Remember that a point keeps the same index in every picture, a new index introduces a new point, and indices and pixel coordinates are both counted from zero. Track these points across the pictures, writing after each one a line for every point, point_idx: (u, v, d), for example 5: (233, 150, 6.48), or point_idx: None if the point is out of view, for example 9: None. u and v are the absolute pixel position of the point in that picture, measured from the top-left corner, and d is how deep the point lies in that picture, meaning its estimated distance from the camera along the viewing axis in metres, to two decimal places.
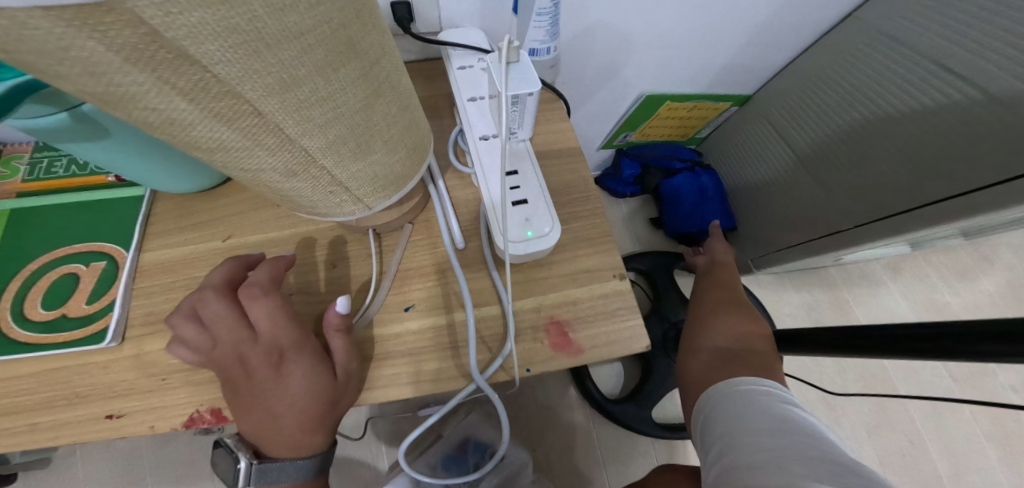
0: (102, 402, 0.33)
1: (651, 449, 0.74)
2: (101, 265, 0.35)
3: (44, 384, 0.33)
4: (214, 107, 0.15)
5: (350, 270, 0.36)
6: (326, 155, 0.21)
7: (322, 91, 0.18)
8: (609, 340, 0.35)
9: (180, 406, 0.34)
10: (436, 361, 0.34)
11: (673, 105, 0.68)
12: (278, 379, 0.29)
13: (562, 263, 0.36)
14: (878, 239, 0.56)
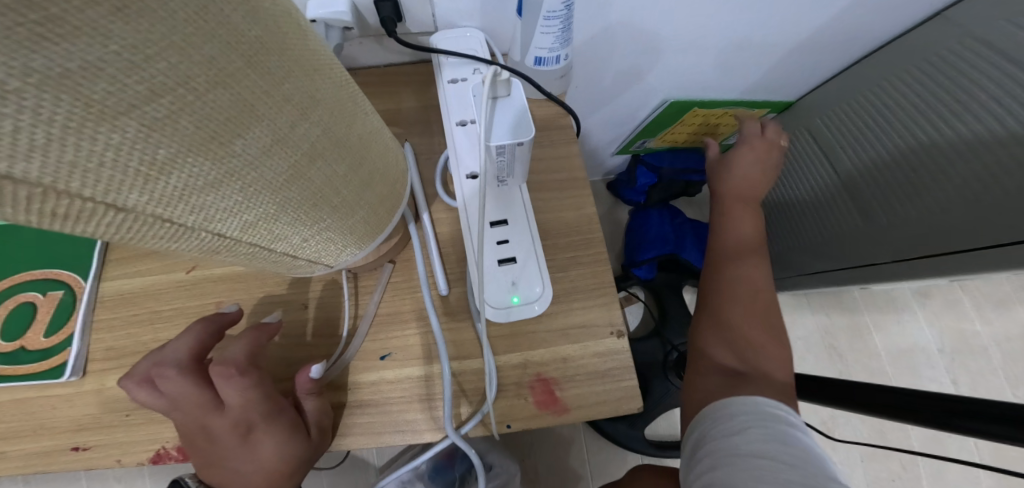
0: (68, 434, 0.32)
1: None
2: (59, 295, 0.33)
3: (10, 414, 0.33)
4: (45, 210, 0.10)
5: (322, 312, 0.33)
6: (248, 233, 0.17)
7: (211, 171, 0.13)
8: (600, 404, 0.31)
9: (145, 442, 0.33)
10: (411, 413, 0.32)
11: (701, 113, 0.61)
12: (245, 448, 0.28)
13: (554, 316, 0.32)
14: (923, 275, 0.49)
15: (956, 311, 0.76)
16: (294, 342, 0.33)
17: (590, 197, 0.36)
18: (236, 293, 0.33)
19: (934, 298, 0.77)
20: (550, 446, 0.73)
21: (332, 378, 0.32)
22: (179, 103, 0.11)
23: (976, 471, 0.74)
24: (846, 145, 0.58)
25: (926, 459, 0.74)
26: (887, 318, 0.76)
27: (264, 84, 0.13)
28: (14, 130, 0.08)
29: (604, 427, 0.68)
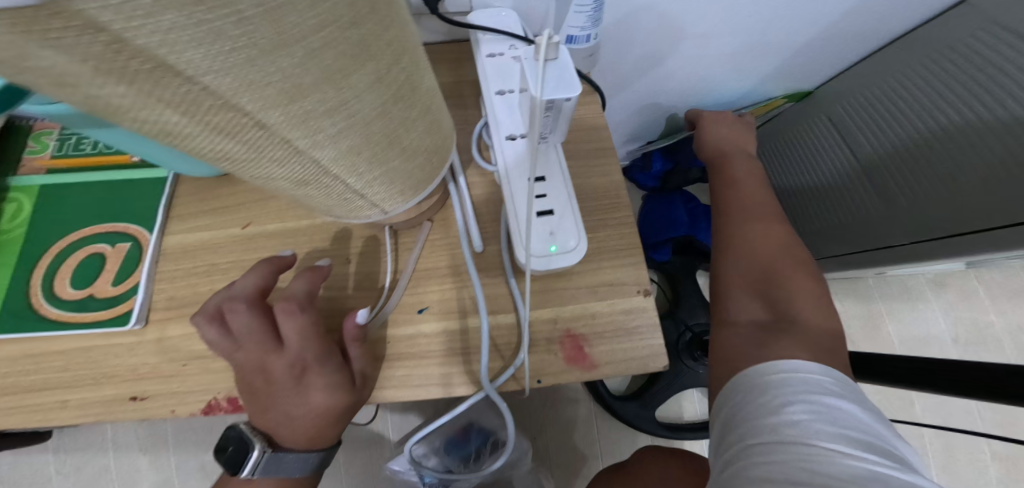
0: (128, 384, 0.35)
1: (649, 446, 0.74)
2: (127, 247, 0.36)
3: (76, 363, 0.35)
4: (211, 120, 0.13)
5: (364, 266, 0.36)
6: (338, 166, 0.20)
7: (331, 99, 0.15)
8: (627, 362, 0.33)
9: (200, 393, 0.35)
10: (446, 366, 0.33)
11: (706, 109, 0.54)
12: (298, 389, 0.30)
13: (585, 273, 0.34)
14: (940, 257, 0.50)
15: (971, 301, 0.77)
16: (338, 294, 0.35)
17: (617, 166, 0.38)
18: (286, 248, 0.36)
19: (949, 287, 0.78)
20: (563, 426, 0.74)
21: (373, 330, 0.34)
22: (329, 38, 0.13)
23: (982, 450, 0.75)
24: (865, 130, 0.59)
25: (935, 440, 0.75)
26: (899, 305, 0.77)
27: (380, 31, 0.16)
28: (233, 36, 0.10)
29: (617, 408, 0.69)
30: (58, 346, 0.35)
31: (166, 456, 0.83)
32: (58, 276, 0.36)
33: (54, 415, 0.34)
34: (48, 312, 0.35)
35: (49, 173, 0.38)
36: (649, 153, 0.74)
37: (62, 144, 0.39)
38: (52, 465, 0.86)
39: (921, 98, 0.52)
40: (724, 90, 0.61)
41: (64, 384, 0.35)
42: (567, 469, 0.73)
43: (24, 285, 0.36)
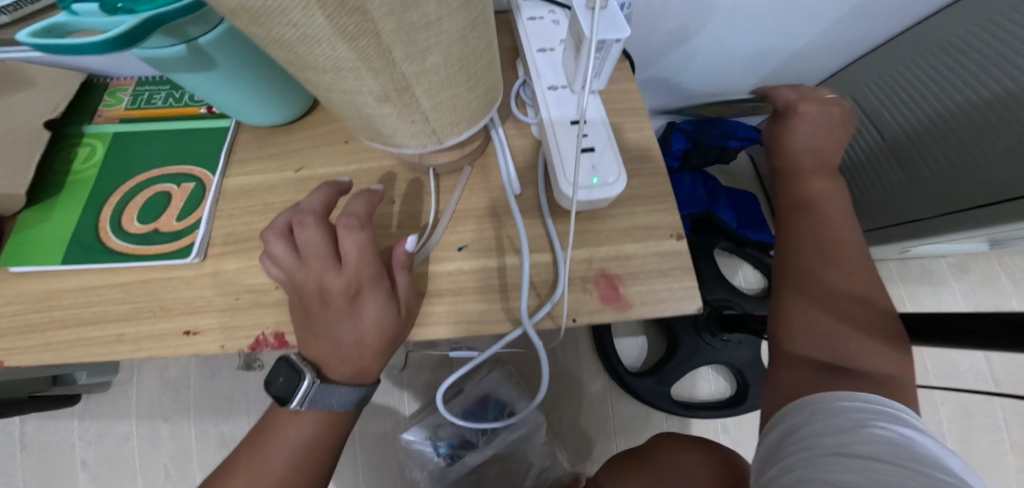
0: (184, 317, 0.36)
1: (663, 424, 0.75)
2: (191, 187, 0.40)
3: (136, 295, 0.37)
4: (344, 24, 0.16)
5: (407, 207, 0.38)
6: (418, 84, 0.24)
7: (430, 15, 0.19)
8: (661, 304, 0.33)
9: (248, 328, 0.36)
10: (484, 303, 0.34)
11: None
12: (353, 309, 0.32)
13: (619, 217, 0.36)
14: (960, 231, 0.54)
15: (993, 287, 0.77)
16: (382, 231, 0.37)
17: (647, 124, 0.40)
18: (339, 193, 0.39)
19: (970, 272, 0.78)
20: (579, 402, 0.76)
21: (416, 264, 0.35)
22: None
23: (1001, 436, 0.75)
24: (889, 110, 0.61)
25: (953, 426, 0.76)
26: (919, 288, 0.78)
27: None
28: None
29: (633, 384, 0.70)
30: (122, 278, 0.38)
31: (186, 426, 0.85)
32: (127, 213, 0.39)
33: (115, 342, 0.36)
34: (114, 245, 0.38)
35: (122, 122, 0.43)
36: (669, 134, 0.76)
37: (134, 98, 0.45)
38: (77, 432, 0.88)
39: (940, 78, 0.54)
40: (743, 68, 0.64)
41: (125, 315, 0.37)
42: (577, 444, 0.74)
43: (90, 214, 0.40)
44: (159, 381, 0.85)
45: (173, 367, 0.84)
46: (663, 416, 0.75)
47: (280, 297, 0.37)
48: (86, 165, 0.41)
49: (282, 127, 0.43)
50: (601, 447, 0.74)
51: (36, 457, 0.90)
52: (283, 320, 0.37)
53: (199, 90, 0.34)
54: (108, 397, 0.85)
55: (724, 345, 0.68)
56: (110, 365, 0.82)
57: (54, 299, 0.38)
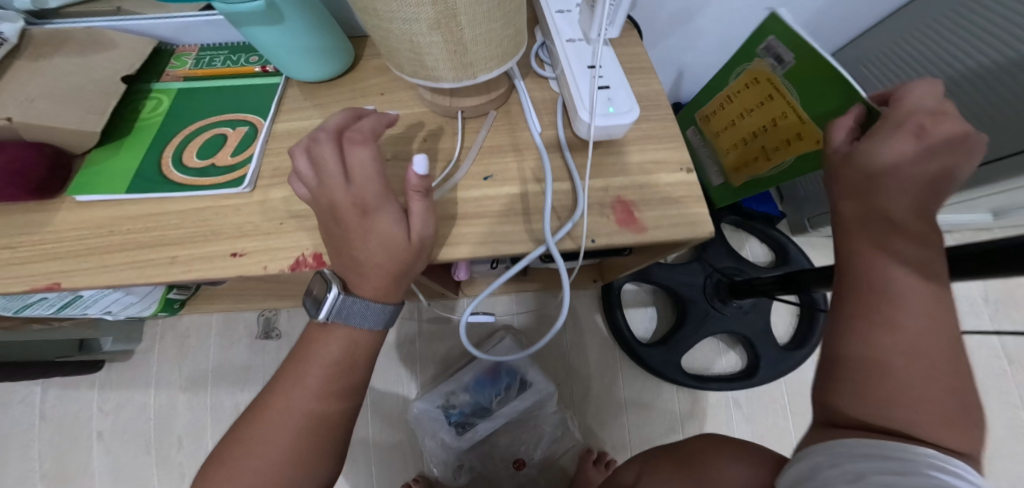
0: (230, 241, 0.39)
1: (673, 398, 0.77)
2: (244, 131, 0.44)
3: (188, 222, 0.40)
4: None
5: (437, 145, 0.42)
6: (464, 11, 0.28)
7: None
8: (673, 228, 0.36)
9: (287, 250, 0.38)
10: (511, 226, 0.37)
11: (775, 84, 0.47)
12: (367, 227, 0.34)
13: (632, 153, 0.39)
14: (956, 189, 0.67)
15: None
16: (416, 166, 0.41)
17: (655, 79, 0.44)
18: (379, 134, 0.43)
19: None
20: (589, 374, 0.78)
21: (446, 191, 0.38)
22: None
23: None
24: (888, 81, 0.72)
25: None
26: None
27: None
28: None
29: (646, 352, 0.73)
30: (177, 207, 0.41)
31: (203, 396, 0.87)
32: (185, 152, 0.43)
33: (165, 263, 0.39)
34: (174, 178, 0.42)
35: (184, 79, 0.48)
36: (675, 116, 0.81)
37: (197, 61, 0.50)
38: (95, 402, 0.91)
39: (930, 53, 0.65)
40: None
41: (176, 239, 0.39)
42: (590, 417, 0.76)
43: (154, 154, 0.44)
44: (179, 351, 0.87)
45: (194, 337, 0.87)
46: (674, 389, 0.77)
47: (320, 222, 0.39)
48: (150, 113, 0.46)
49: (325, 82, 0.48)
50: (610, 418, 0.76)
51: (55, 428, 0.92)
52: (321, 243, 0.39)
53: (265, 48, 0.39)
54: (129, 367, 0.87)
55: (732, 311, 0.72)
56: (134, 334, 0.85)
57: (115, 228, 0.41)
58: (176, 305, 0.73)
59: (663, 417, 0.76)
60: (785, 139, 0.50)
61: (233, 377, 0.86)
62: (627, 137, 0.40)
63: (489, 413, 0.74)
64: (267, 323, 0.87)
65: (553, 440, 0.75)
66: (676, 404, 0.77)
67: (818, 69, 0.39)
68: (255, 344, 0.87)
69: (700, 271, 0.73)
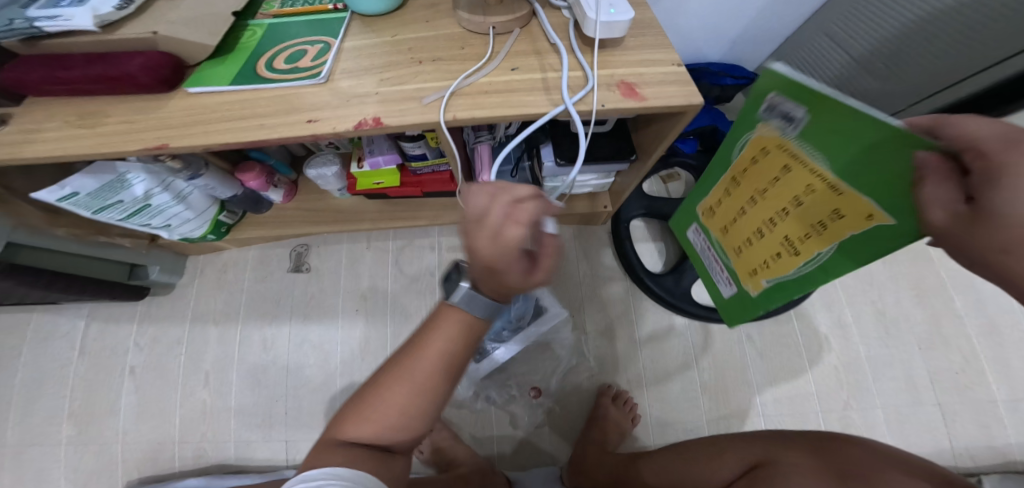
0: (305, 111, 0.48)
1: (686, 331, 0.86)
2: (319, 47, 0.54)
3: (272, 102, 0.49)
4: None
5: (470, 51, 0.52)
6: None
7: None
8: (664, 99, 0.45)
9: (350, 117, 0.47)
10: (533, 96, 0.46)
11: (790, 151, 0.40)
12: (504, 275, 0.34)
13: (631, 52, 0.49)
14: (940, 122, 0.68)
15: None
16: (459, 65, 0.50)
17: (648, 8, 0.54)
18: (428, 46, 0.53)
19: None
20: (604, 306, 0.88)
21: (481, 79, 0.48)
22: None
23: None
24: (850, 36, 0.74)
25: (984, 342, 0.86)
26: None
27: None
28: None
29: (655, 282, 0.85)
30: (262, 92, 0.50)
31: (233, 328, 0.94)
32: (271, 60, 0.52)
33: (255, 127, 0.48)
34: (263, 75, 0.51)
35: (273, 18, 0.58)
36: None
37: (283, 5, 0.59)
38: (133, 337, 0.98)
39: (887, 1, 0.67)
40: (729, 14, 0.80)
41: (263, 112, 0.49)
42: (605, 350, 0.86)
43: (248, 61, 0.52)
44: (215, 284, 0.96)
45: (230, 275, 0.96)
46: (685, 323, 0.87)
47: (378, 98, 0.48)
48: (249, 39, 0.55)
49: (379, 18, 0.58)
50: (624, 349, 0.86)
51: (91, 362, 0.99)
52: (379, 112, 0.47)
53: None
54: (167, 300, 0.97)
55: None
56: (177, 267, 0.94)
57: (211, 111, 0.49)
58: (222, 230, 0.82)
59: (677, 349, 0.85)
60: (819, 221, 0.42)
61: (262, 309, 0.94)
62: (628, 43, 0.50)
63: (506, 340, 0.80)
64: (299, 257, 0.96)
65: (568, 370, 0.85)
66: (689, 337, 0.86)
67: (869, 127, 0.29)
68: (282, 279, 0.95)
69: None
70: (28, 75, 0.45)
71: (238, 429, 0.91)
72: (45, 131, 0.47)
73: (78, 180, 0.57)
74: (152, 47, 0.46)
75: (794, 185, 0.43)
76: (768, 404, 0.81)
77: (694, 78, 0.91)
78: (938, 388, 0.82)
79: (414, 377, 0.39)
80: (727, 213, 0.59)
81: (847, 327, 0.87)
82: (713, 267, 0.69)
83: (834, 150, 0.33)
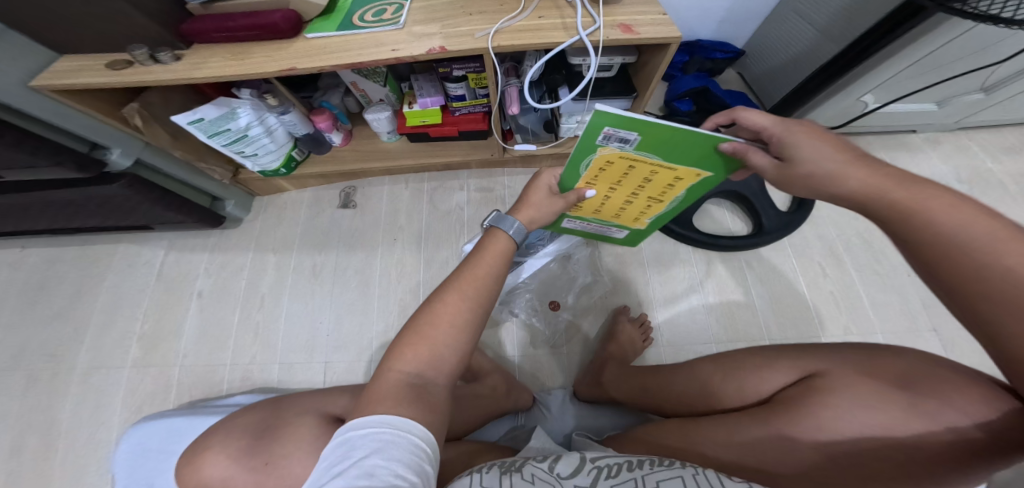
0: (386, 42, 0.65)
1: (689, 258, 1.01)
2: (395, 7, 0.70)
3: (360, 38, 0.66)
4: None
5: (505, 6, 0.69)
6: None
7: None
8: (652, 36, 0.62)
9: (421, 46, 0.64)
10: (555, 34, 0.64)
11: (633, 158, 0.55)
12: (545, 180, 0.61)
13: (627, 6, 0.66)
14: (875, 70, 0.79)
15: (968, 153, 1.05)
16: (499, 15, 0.67)
17: None
18: (479, 3, 0.70)
19: (943, 143, 1.06)
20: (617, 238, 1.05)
21: (517, 23, 0.66)
22: None
23: None
24: (816, 11, 0.88)
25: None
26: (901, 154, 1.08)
27: None
28: None
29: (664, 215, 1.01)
30: (353, 34, 0.66)
31: (290, 256, 1.12)
32: (356, 15, 0.68)
33: (352, 52, 0.64)
34: (355, 23, 0.67)
35: None
36: None
37: None
38: (204, 264, 1.15)
39: None
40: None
41: (355, 44, 0.65)
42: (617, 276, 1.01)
43: (344, 17, 0.68)
44: (276, 218, 1.16)
45: (291, 213, 1.16)
46: (689, 252, 1.01)
47: (441, 35, 0.65)
48: (342, 2, 0.70)
49: None
50: (635, 275, 1.01)
51: (164, 287, 1.15)
52: (441, 43, 0.64)
53: None
54: (235, 234, 1.15)
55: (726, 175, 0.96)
56: (245, 204, 1.14)
57: (325, 48, 0.65)
58: (292, 166, 1.00)
59: (683, 276, 0.99)
60: (665, 185, 0.62)
61: (317, 240, 1.12)
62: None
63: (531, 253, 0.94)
64: (347, 196, 1.16)
65: (583, 287, 1.01)
66: (692, 263, 1.00)
67: (704, 136, 0.49)
68: (333, 215, 1.15)
69: None
70: (204, 25, 0.62)
71: (285, 352, 1.03)
72: (208, 63, 0.63)
73: (206, 108, 0.75)
74: (285, 6, 0.63)
75: (639, 174, 0.59)
76: (774, 329, 0.91)
77: (690, 52, 1.12)
78: (933, 314, 0.89)
79: (460, 302, 0.46)
80: (589, 207, 0.70)
81: (837, 254, 0.98)
82: (605, 229, 0.81)
83: (672, 151, 0.52)
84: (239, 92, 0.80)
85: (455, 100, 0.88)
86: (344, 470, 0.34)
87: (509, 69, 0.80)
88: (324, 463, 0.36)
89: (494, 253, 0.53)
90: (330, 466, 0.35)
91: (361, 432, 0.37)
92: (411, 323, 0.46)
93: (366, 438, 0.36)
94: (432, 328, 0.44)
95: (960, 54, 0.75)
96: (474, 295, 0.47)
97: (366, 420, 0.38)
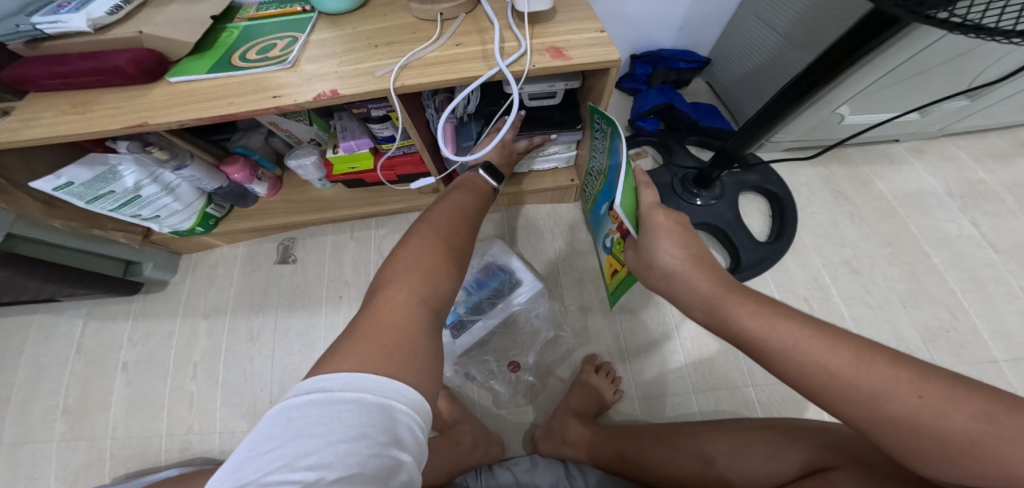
0: (270, 91, 0.53)
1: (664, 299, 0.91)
2: (289, 39, 0.58)
3: (237, 87, 0.54)
4: None
5: (416, 31, 0.58)
6: None
7: None
8: (584, 63, 0.53)
9: (310, 90, 0.53)
10: (472, 64, 0.54)
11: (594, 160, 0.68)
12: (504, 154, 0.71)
13: (559, 27, 0.57)
14: (850, 75, 0.72)
15: (954, 162, 1.00)
16: (407, 42, 0.57)
17: None
18: (389, 31, 0.59)
19: (928, 153, 1.01)
20: (581, 277, 0.94)
21: (428, 51, 0.55)
22: None
23: None
24: (778, 14, 0.81)
25: (970, 296, 0.83)
26: (884, 167, 0.99)
27: None
28: None
29: None
30: (231, 79, 0.54)
31: (222, 321, 0.99)
32: (243, 53, 0.57)
33: (227, 102, 0.52)
34: (234, 63, 0.55)
35: (249, 21, 0.62)
36: (633, 64, 1.05)
37: (258, 8, 0.63)
38: (127, 333, 1.00)
39: None
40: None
41: (232, 94, 0.53)
42: (580, 319, 0.90)
43: (222, 56, 0.56)
44: (206, 280, 1.04)
45: (221, 272, 1.04)
46: None
47: (336, 74, 0.54)
48: (226, 38, 0.59)
49: (342, 16, 0.62)
50: (603, 322, 0.90)
51: (85, 359, 0.98)
52: (336, 85, 0.53)
53: None
54: (162, 296, 1.03)
55: (697, 203, 0.86)
56: (171, 265, 1.03)
57: (190, 96, 0.53)
58: (210, 223, 0.88)
59: (655, 321, 0.89)
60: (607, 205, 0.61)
61: (248, 301, 1.00)
62: (558, 20, 0.58)
63: (484, 311, 0.87)
64: (285, 250, 1.05)
65: (548, 341, 0.89)
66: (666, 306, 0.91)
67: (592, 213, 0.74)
68: (269, 270, 1.03)
69: (669, 172, 0.90)
70: (30, 71, 0.51)
71: (222, 420, 0.89)
72: (40, 119, 0.52)
73: (73, 170, 0.63)
74: (139, 45, 0.52)
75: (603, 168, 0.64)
76: (758, 374, 0.83)
77: (651, 64, 1.04)
78: (932, 348, 0.78)
79: (460, 232, 0.52)
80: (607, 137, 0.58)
81: (825, 287, 0.84)
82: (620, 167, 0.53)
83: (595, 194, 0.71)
84: (115, 144, 0.66)
85: (383, 142, 0.77)
86: (320, 446, 0.27)
87: (442, 102, 0.70)
88: (273, 428, 0.28)
89: (477, 192, 0.61)
90: (294, 435, 0.27)
91: (382, 399, 0.31)
92: (419, 260, 0.45)
93: (349, 408, 0.29)
94: (440, 255, 0.47)
95: (941, 61, 0.69)
96: (453, 218, 0.53)
97: (351, 378, 0.31)
